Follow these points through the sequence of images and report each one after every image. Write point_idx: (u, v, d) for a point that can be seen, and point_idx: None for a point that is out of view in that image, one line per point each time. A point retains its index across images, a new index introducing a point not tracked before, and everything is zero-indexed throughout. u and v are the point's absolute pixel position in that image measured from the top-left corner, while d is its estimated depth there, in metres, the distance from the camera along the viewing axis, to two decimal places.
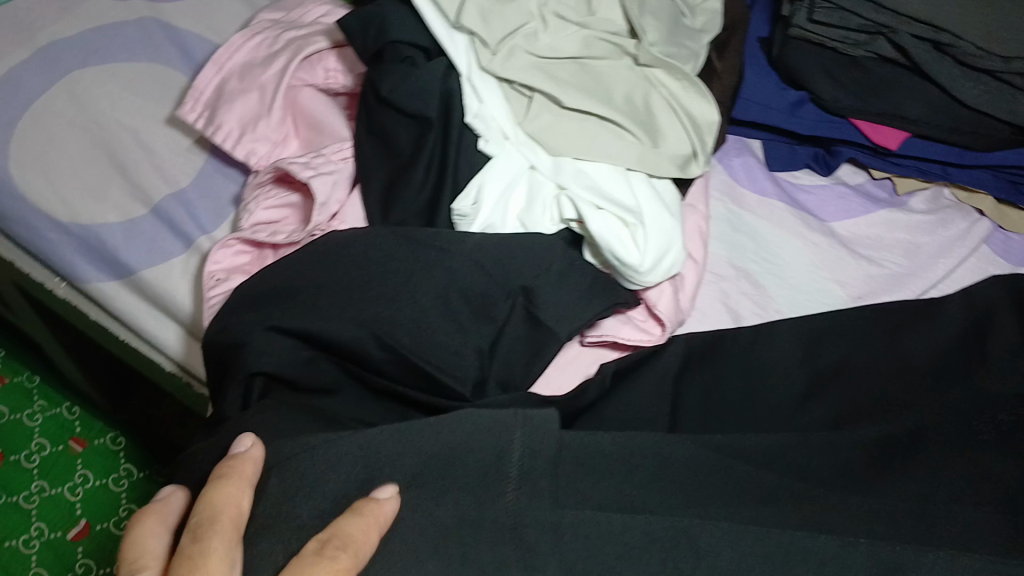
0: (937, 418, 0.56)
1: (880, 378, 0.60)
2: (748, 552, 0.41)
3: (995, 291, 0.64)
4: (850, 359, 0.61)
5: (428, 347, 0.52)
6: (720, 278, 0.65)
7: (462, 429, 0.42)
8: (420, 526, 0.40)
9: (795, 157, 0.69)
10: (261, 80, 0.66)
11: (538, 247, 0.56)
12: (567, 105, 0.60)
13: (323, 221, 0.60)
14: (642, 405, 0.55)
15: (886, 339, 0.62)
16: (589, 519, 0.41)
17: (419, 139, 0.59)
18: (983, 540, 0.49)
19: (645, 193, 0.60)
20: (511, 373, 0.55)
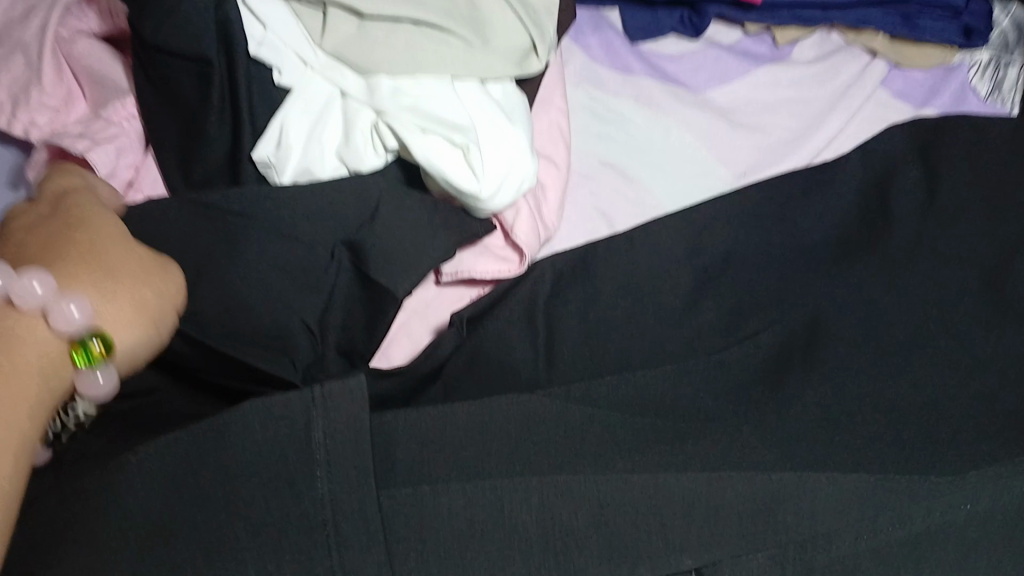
0: (835, 308, 0.50)
1: (774, 267, 0.54)
2: (573, 514, 0.43)
3: (894, 144, 0.58)
4: (739, 249, 0.55)
5: (245, 327, 0.46)
6: (589, 179, 0.57)
7: (256, 424, 0.42)
8: (242, 532, 0.40)
9: (657, 23, 0.61)
10: (22, 40, 0.57)
11: (361, 190, 0.49)
12: (369, 12, 0.51)
13: (118, 196, 0.52)
14: (504, 351, 0.50)
15: (780, 218, 0.55)
16: (417, 494, 0.43)
17: (201, 84, 0.50)
18: (883, 449, 0.44)
19: (477, 104, 0.52)
20: (352, 341, 0.49)
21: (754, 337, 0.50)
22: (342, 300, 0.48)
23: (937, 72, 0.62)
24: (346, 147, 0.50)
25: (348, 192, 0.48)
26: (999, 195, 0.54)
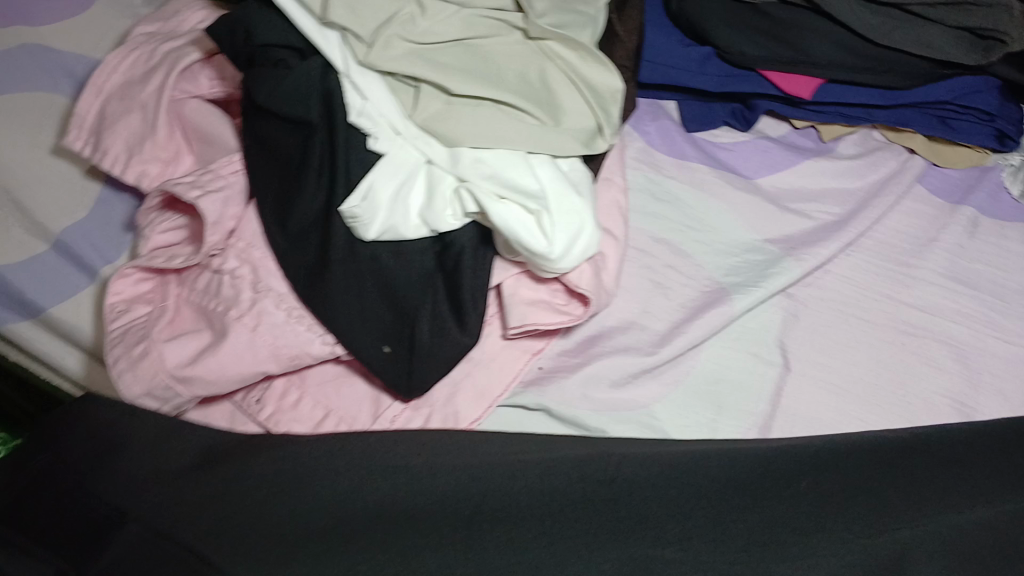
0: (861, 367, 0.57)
1: (827, 330, 0.59)
2: None
3: (918, 228, 0.64)
4: (800, 313, 0.59)
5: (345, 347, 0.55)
6: (645, 253, 0.61)
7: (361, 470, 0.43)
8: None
9: (711, 113, 0.66)
10: (141, 99, 0.63)
11: (422, 250, 0.57)
12: (456, 92, 0.57)
13: (219, 241, 0.57)
14: (574, 386, 0.56)
15: (837, 309, 0.59)
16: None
17: (305, 142, 0.57)
18: None
19: (548, 175, 0.56)
20: (429, 366, 0.55)
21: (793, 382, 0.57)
22: (427, 328, 0.55)
23: (970, 172, 0.66)
24: (428, 198, 0.56)
25: (444, 244, 0.57)
26: (1005, 294, 0.60)
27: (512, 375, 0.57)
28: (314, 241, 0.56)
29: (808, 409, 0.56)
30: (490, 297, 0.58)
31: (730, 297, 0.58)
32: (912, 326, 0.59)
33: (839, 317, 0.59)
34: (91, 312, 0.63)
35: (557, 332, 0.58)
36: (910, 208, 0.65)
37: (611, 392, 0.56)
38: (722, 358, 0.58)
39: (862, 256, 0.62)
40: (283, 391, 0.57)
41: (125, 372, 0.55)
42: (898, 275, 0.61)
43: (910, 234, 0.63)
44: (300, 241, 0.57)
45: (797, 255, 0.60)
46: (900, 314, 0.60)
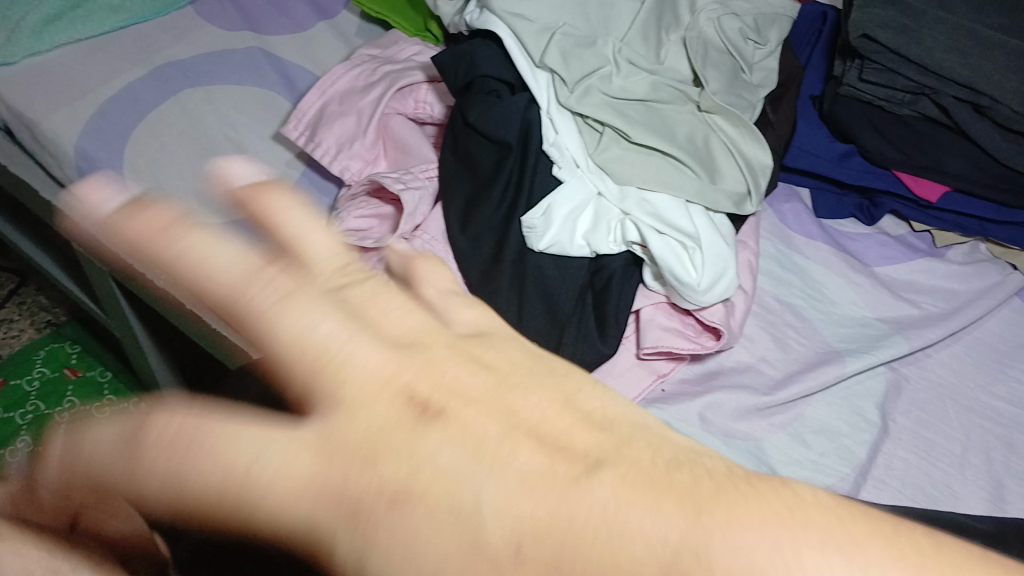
0: (951, 445, 0.63)
1: (923, 407, 0.65)
2: None
3: (1013, 335, 0.70)
4: (900, 386, 0.66)
5: None
6: (767, 311, 0.69)
7: None
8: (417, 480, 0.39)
9: (840, 204, 0.75)
10: (358, 106, 0.74)
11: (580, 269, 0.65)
12: (634, 140, 0.67)
13: (408, 231, 0.66)
14: (694, 409, 0.63)
15: (934, 390, 0.66)
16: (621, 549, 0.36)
17: (499, 161, 0.66)
18: None
19: (702, 223, 0.65)
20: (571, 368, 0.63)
21: (889, 445, 0.63)
22: (574, 336, 0.63)
23: None
24: (596, 223, 0.65)
25: (601, 267, 0.66)
26: None
27: (640, 389, 0.64)
28: (490, 243, 0.66)
29: (901, 468, 0.62)
30: (630, 320, 0.66)
31: (842, 359, 0.66)
32: (1002, 416, 0.65)
33: (936, 397, 0.66)
34: None
35: (685, 359, 0.65)
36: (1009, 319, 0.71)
37: (727, 420, 0.63)
38: (830, 413, 0.64)
39: (962, 349, 0.69)
40: None
41: None
42: (993, 371, 0.68)
43: (1009, 338, 0.70)
44: (476, 242, 0.66)
45: (905, 335, 0.67)
46: (992, 407, 0.66)
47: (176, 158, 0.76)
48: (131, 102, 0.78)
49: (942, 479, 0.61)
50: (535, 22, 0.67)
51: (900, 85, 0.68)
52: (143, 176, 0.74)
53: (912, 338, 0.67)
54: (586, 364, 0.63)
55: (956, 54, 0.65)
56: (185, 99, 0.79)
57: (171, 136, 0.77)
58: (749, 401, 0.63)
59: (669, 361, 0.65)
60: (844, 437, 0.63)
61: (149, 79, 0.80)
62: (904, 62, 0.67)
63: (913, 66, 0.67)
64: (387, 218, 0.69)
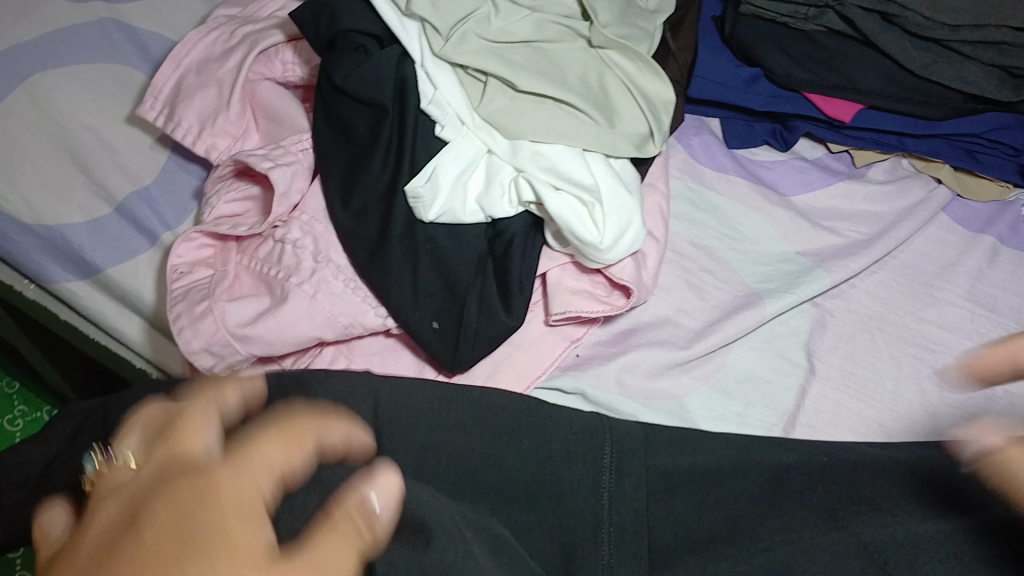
0: (883, 381, 0.60)
1: (853, 344, 0.62)
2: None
3: (940, 254, 0.67)
4: (827, 321, 0.62)
5: (396, 319, 0.58)
6: (682, 257, 0.65)
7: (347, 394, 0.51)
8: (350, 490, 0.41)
9: (752, 133, 0.70)
10: (218, 75, 0.67)
11: (475, 238, 0.60)
12: (520, 88, 0.61)
13: (284, 212, 0.60)
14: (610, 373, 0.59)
15: (863, 324, 0.63)
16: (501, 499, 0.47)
17: (376, 126, 0.60)
18: None
19: (602, 172, 0.60)
20: (473, 346, 0.58)
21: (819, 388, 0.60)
22: (476, 310, 0.58)
23: (994, 206, 0.70)
24: (489, 183, 0.60)
25: (500, 232, 0.61)
26: (1022, 323, 0.63)
27: (552, 358, 0.60)
28: (375, 219, 0.59)
29: (831, 409, 0.59)
30: (536, 285, 0.61)
31: (762, 301, 0.62)
32: (932, 341, 0.62)
33: (865, 330, 0.62)
34: (148, 278, 0.65)
35: (597, 321, 0.61)
36: (936, 238, 0.68)
37: (645, 381, 0.59)
38: (756, 361, 0.60)
39: (888, 274, 0.65)
40: (331, 358, 0.60)
41: (185, 328, 0.57)
42: (923, 295, 0.64)
43: (935, 258, 0.66)
44: (361, 218, 0.60)
45: (827, 266, 0.63)
46: (922, 335, 0.62)
47: (30, 152, 0.69)
48: None
49: (875, 418, 0.59)
50: None
51: None
52: None
53: (836, 269, 0.63)
54: (489, 341, 0.58)
55: None
56: (34, 83, 0.71)
57: (23, 128, 0.69)
58: (665, 358, 0.60)
59: (581, 324, 0.61)
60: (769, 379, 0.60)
61: None
62: None
63: None
64: (263, 205, 0.63)
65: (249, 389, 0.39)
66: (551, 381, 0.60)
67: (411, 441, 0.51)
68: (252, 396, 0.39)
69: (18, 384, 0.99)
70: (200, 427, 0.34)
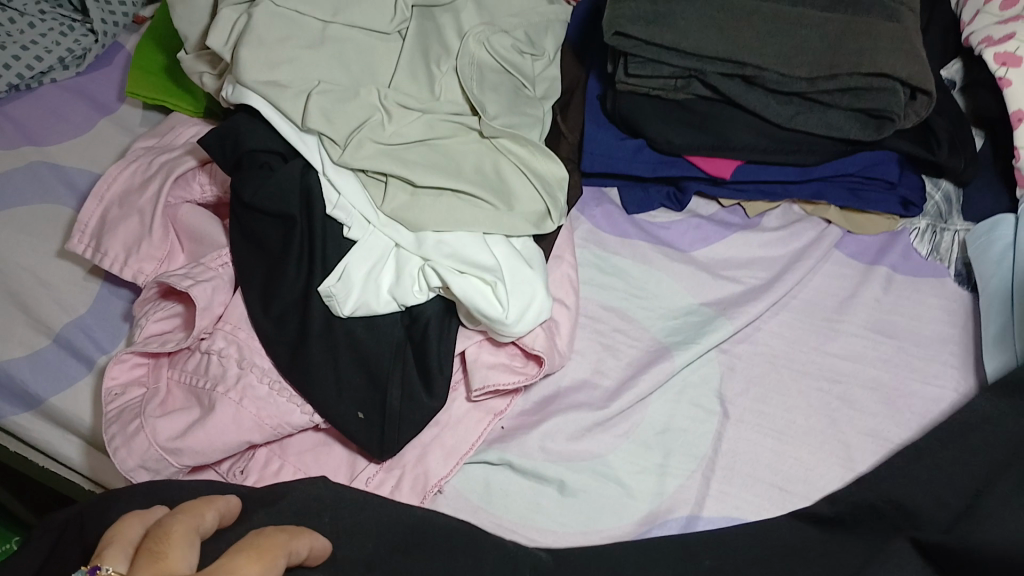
0: (793, 419, 0.63)
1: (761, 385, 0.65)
2: None
3: (837, 289, 0.71)
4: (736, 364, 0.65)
5: (322, 415, 0.61)
6: (594, 320, 0.68)
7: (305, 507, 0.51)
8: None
9: (648, 198, 0.74)
10: (139, 204, 0.70)
11: (389, 328, 0.63)
12: (419, 184, 0.65)
13: (208, 325, 0.63)
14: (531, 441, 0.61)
15: (770, 365, 0.66)
16: None
17: (287, 235, 0.64)
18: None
19: (503, 252, 0.64)
20: (398, 431, 0.60)
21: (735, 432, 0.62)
22: (398, 397, 0.61)
23: (884, 237, 0.74)
24: (397, 276, 0.63)
25: (414, 320, 0.64)
26: (918, 345, 0.67)
27: (477, 433, 0.62)
28: (294, 321, 0.63)
29: (748, 449, 0.61)
30: (456, 365, 0.64)
31: (671, 353, 0.65)
32: (836, 373, 0.65)
33: (773, 369, 0.66)
34: (86, 401, 0.68)
35: (518, 392, 0.64)
36: (831, 274, 0.72)
37: (568, 443, 0.61)
38: (672, 412, 0.63)
39: (790, 314, 0.69)
40: (266, 459, 0.62)
41: (120, 447, 0.59)
42: (825, 330, 0.68)
43: (833, 293, 0.70)
44: (281, 321, 0.63)
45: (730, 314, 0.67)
46: (827, 367, 0.66)
47: None
48: None
49: (788, 453, 0.61)
50: (290, 86, 0.64)
51: (667, 72, 0.67)
52: None
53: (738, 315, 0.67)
54: (413, 423, 0.61)
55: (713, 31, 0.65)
56: None
57: None
58: (585, 420, 0.62)
59: (501, 397, 0.64)
60: (688, 428, 0.62)
61: None
62: (665, 51, 0.66)
63: (675, 52, 0.66)
64: (191, 321, 0.65)
65: (220, 504, 0.44)
66: (478, 455, 0.62)
67: (355, 556, 0.50)
68: (223, 509, 0.44)
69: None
70: (178, 542, 0.39)
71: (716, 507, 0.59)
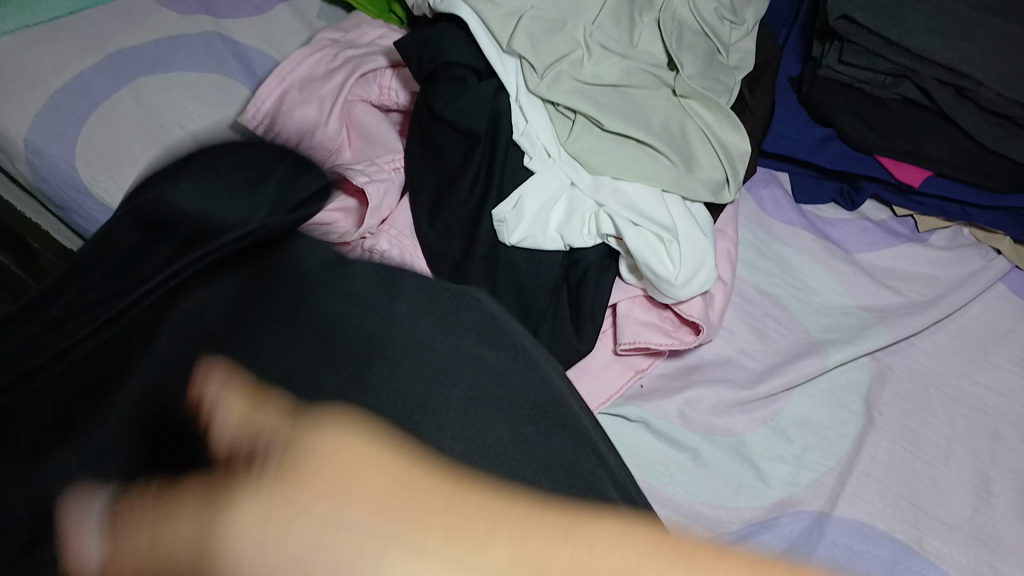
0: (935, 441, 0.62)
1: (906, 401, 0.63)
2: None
3: (997, 322, 0.69)
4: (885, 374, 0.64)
5: None
6: (746, 301, 0.67)
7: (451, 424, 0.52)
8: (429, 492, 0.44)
9: (821, 191, 0.73)
10: (320, 93, 0.71)
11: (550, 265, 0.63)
12: (608, 128, 0.64)
13: (374, 225, 0.64)
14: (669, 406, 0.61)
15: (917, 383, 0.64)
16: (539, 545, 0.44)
17: (468, 153, 0.63)
18: None
19: (679, 213, 0.63)
20: None
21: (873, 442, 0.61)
22: (548, 334, 0.61)
23: None
24: (569, 214, 0.62)
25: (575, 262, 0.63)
26: None
27: (620, 386, 0.62)
28: (459, 238, 0.62)
29: (885, 460, 0.60)
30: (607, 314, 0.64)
31: (823, 349, 0.64)
32: (985, 406, 0.64)
33: (920, 388, 0.64)
34: None
35: (663, 355, 0.63)
36: (992, 306, 0.69)
37: (708, 415, 0.61)
38: (813, 408, 0.62)
39: (945, 337, 0.67)
40: None
41: None
42: (978, 359, 0.66)
43: (992, 325, 0.68)
44: (446, 236, 0.63)
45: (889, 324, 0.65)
46: (976, 397, 0.64)
47: (133, 149, 0.72)
48: (85, 93, 0.75)
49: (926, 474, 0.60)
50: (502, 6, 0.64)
51: (880, 67, 0.67)
52: (96, 168, 0.71)
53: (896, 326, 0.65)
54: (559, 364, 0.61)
55: (938, 35, 0.64)
56: (142, 88, 0.76)
57: (128, 127, 0.73)
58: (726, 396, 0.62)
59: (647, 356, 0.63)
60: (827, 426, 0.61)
61: (104, 67, 0.76)
62: (882, 43, 0.66)
63: (893, 48, 0.65)
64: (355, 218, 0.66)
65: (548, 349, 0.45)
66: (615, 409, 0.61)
67: None
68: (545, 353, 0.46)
69: None
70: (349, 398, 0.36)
71: (848, 511, 0.58)
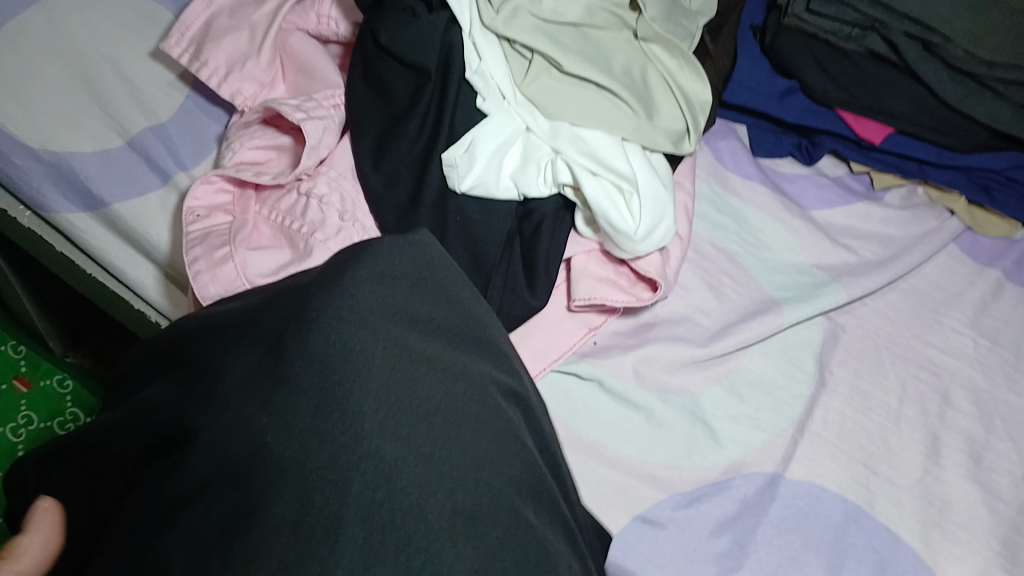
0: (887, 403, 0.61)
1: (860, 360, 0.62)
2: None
3: (947, 283, 0.68)
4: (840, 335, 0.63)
5: None
6: (703, 258, 0.65)
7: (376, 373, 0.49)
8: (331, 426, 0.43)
9: (779, 144, 0.70)
10: (252, 20, 0.65)
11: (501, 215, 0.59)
12: (566, 70, 0.60)
13: (312, 166, 0.59)
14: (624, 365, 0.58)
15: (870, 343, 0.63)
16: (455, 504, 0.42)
17: (416, 90, 0.59)
18: None
19: (639, 164, 0.59)
20: None
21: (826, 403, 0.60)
22: (499, 288, 0.58)
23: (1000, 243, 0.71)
24: (524, 161, 0.59)
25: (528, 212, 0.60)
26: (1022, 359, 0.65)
27: (571, 344, 0.59)
28: (406, 183, 0.58)
29: (837, 423, 0.59)
30: (560, 268, 0.60)
31: (780, 308, 0.62)
32: (936, 367, 0.63)
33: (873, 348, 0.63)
34: (157, 217, 0.63)
35: (617, 311, 0.60)
36: (943, 268, 0.69)
37: (664, 373, 0.59)
38: (768, 369, 0.61)
39: (898, 297, 0.66)
40: None
41: (202, 272, 0.55)
42: (929, 320, 0.66)
43: (943, 287, 0.68)
44: (391, 181, 0.58)
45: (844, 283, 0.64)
46: (927, 359, 0.63)
47: (41, 75, 0.65)
48: None
49: (878, 436, 0.59)
50: None
51: (848, 17, 0.65)
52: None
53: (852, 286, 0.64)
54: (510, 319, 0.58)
55: None
56: (50, 6, 0.68)
57: (34, 49, 0.66)
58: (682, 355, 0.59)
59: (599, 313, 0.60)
60: (782, 386, 0.60)
61: None
62: None
63: None
64: (291, 161, 0.61)
65: None
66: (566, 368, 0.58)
67: None
68: None
69: (25, 348, 0.92)
70: None
71: (800, 473, 0.57)
